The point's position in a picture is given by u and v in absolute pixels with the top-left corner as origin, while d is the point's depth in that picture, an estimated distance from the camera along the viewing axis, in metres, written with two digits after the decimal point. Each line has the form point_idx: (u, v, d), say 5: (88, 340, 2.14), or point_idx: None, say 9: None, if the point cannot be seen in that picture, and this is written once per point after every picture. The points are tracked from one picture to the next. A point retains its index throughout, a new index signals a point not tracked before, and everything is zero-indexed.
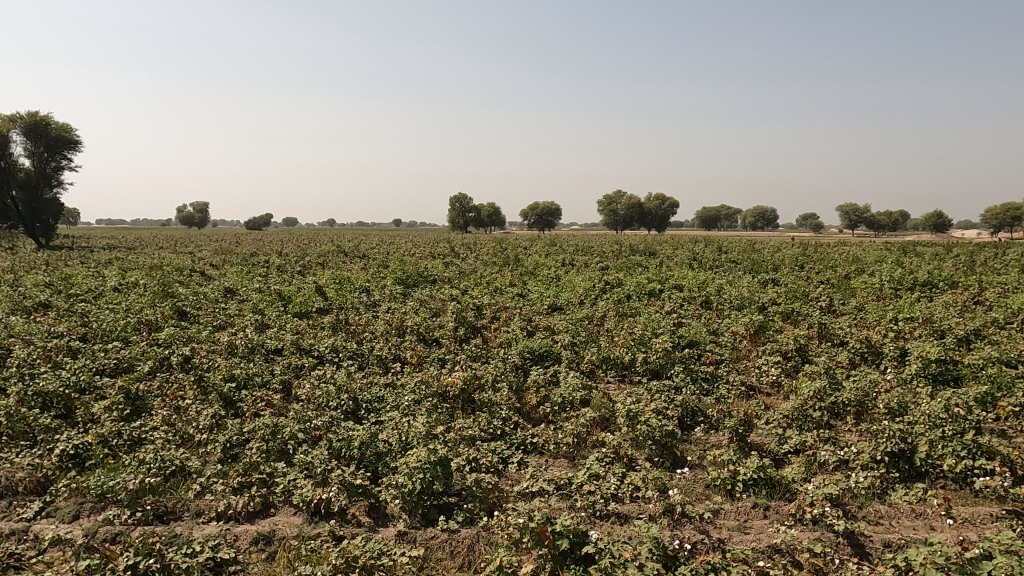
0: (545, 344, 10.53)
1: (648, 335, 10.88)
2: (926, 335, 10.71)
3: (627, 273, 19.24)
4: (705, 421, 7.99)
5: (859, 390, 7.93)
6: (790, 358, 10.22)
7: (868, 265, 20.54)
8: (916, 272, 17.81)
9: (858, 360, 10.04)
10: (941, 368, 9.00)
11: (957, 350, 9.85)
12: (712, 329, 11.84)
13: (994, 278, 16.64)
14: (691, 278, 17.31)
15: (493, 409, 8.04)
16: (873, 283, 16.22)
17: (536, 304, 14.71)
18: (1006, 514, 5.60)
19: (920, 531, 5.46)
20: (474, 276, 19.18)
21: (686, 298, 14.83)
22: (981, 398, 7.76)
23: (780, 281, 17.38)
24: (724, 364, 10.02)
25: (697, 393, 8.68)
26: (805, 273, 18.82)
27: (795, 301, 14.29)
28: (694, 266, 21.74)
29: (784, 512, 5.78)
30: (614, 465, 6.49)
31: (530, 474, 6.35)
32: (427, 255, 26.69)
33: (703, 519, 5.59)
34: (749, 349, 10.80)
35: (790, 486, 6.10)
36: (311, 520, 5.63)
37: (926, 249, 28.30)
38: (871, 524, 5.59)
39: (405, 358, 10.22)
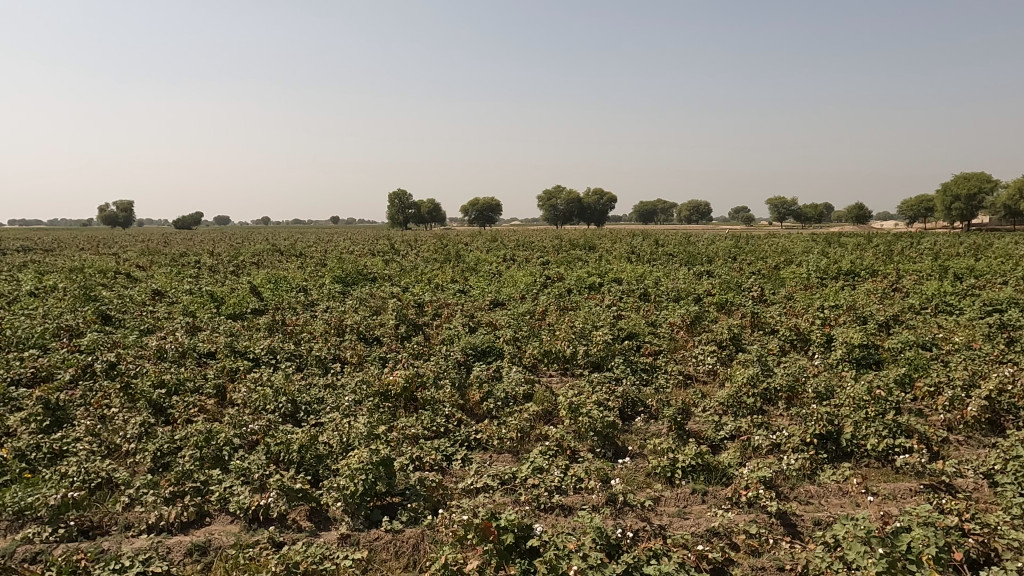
0: (487, 340, 10.51)
1: (589, 328, 11.02)
2: (850, 321, 11.25)
3: (567, 268, 19.49)
4: (645, 410, 8.16)
5: (790, 375, 8.27)
6: (724, 346, 10.56)
7: (796, 256, 21.39)
8: (840, 261, 18.68)
9: (788, 347, 10.45)
10: (863, 353, 9.49)
11: (877, 334, 10.40)
12: (650, 320, 12.12)
13: (910, 266, 17.63)
14: (629, 271, 17.65)
15: (436, 407, 7.98)
16: (800, 273, 16.91)
17: (478, 299, 14.68)
18: (923, 488, 5.96)
19: (846, 508, 5.73)
20: (415, 272, 19.00)
21: (625, 291, 15.11)
22: (899, 380, 8.22)
23: (714, 273, 17.93)
24: (662, 354, 10.28)
25: (636, 383, 8.87)
26: (738, 265, 19.44)
27: (728, 291, 14.77)
28: (632, 259, 22.10)
29: (721, 496, 5.96)
30: (557, 458, 6.56)
31: (474, 470, 6.34)
32: (367, 253, 26.28)
33: (644, 507, 5.72)
34: (686, 339, 11.11)
35: (726, 470, 6.30)
36: (249, 528, 5.46)
37: (849, 239, 29.65)
38: (802, 504, 5.84)
39: (346, 357, 10.05)
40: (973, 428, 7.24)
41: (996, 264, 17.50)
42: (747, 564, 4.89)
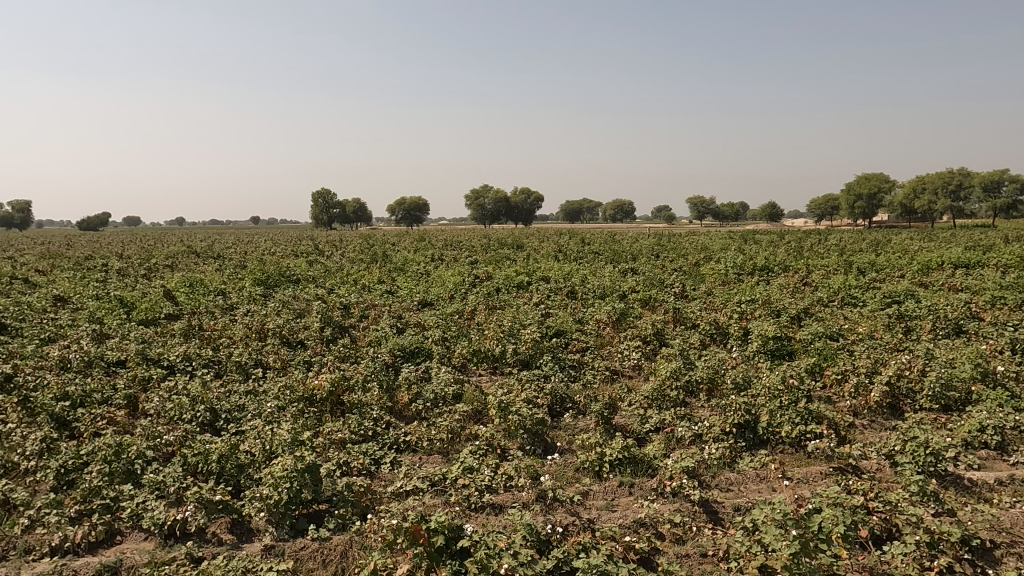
0: (415, 340, 10.40)
1: (517, 326, 11.09)
2: (765, 315, 11.81)
3: (495, 267, 19.55)
4: (573, 406, 8.29)
5: (710, 367, 8.60)
6: (648, 341, 10.86)
7: (715, 253, 22.26)
8: (755, 257, 19.58)
9: (708, 340, 10.86)
10: (777, 344, 9.98)
11: (789, 327, 10.96)
12: (577, 317, 12.31)
13: (819, 261, 18.67)
14: (556, 269, 17.88)
15: (364, 410, 7.83)
16: (719, 269, 17.60)
17: (406, 300, 14.51)
18: (832, 471, 6.32)
19: (764, 493, 6.00)
20: (341, 274, 18.58)
21: (553, 289, 15.28)
22: (810, 369, 8.68)
23: (638, 270, 18.40)
24: (589, 351, 10.47)
25: (564, 379, 8.99)
26: (661, 262, 20.04)
27: (651, 288, 15.19)
28: (558, 258, 22.38)
29: (647, 487, 6.12)
30: (487, 457, 6.55)
31: (404, 473, 6.25)
32: (290, 254, 25.52)
33: (573, 501, 5.80)
34: (612, 335, 11.35)
35: (652, 462, 6.48)
36: (164, 544, 5.20)
37: (764, 237, 31.10)
38: (723, 491, 6.08)
39: (268, 362, 9.71)
40: (876, 412, 7.74)
41: (894, 259, 18.77)
42: (672, 552, 5.04)
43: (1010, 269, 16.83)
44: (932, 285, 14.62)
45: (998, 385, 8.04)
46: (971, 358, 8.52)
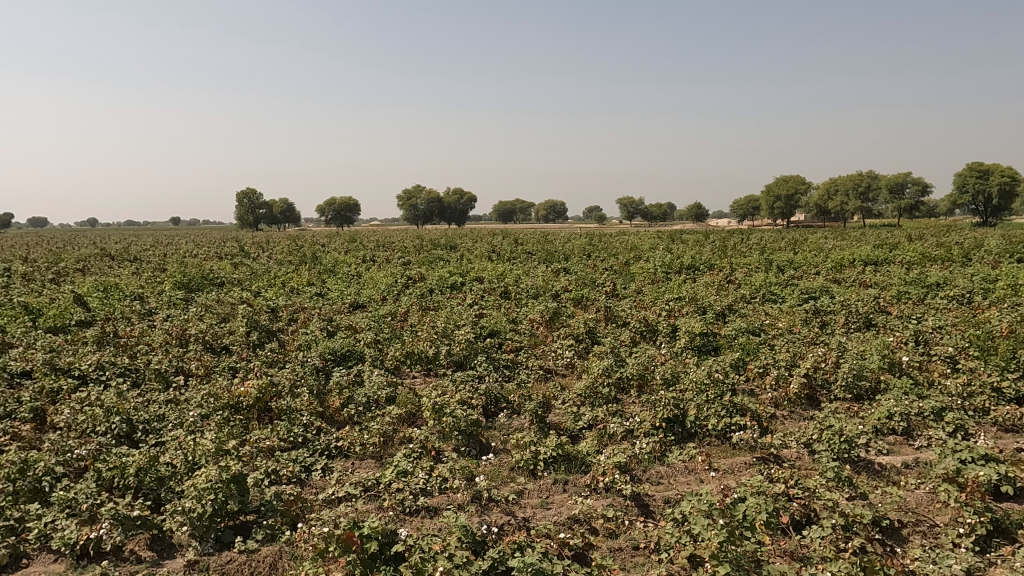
0: (346, 343, 10.19)
1: (451, 327, 11.03)
2: (691, 312, 12.19)
3: (429, 268, 19.39)
4: (508, 406, 8.31)
5: (640, 364, 8.80)
6: (581, 340, 11.02)
7: (644, 252, 22.81)
8: (682, 256, 20.19)
9: (638, 338, 11.11)
10: (703, 340, 10.32)
11: (715, 323, 11.36)
12: (511, 317, 12.35)
13: (741, 259, 19.42)
14: (490, 270, 17.89)
15: (293, 416, 7.60)
16: (648, 268, 18.04)
17: (336, 302, 14.20)
18: (756, 461, 6.59)
19: (692, 485, 6.19)
20: (268, 276, 18.00)
21: (486, 289, 15.29)
22: (735, 364, 9.02)
23: (570, 269, 18.64)
24: (523, 350, 10.53)
25: (499, 379, 9.00)
26: (592, 262, 20.37)
27: (583, 287, 15.42)
28: (492, 258, 22.41)
29: (581, 484, 6.21)
30: (422, 460, 6.48)
31: (335, 479, 6.11)
32: (213, 257, 24.55)
33: (508, 501, 5.83)
34: (545, 334, 11.45)
35: (585, 459, 6.58)
36: (77, 565, 4.90)
37: (690, 236, 32.08)
38: (654, 484, 6.24)
39: (190, 369, 9.30)
40: (795, 403, 8.12)
41: (810, 257, 19.74)
42: (605, 546, 5.14)
43: (913, 265, 18.00)
44: (844, 281, 15.45)
45: (904, 374, 8.57)
46: (880, 350, 9.05)
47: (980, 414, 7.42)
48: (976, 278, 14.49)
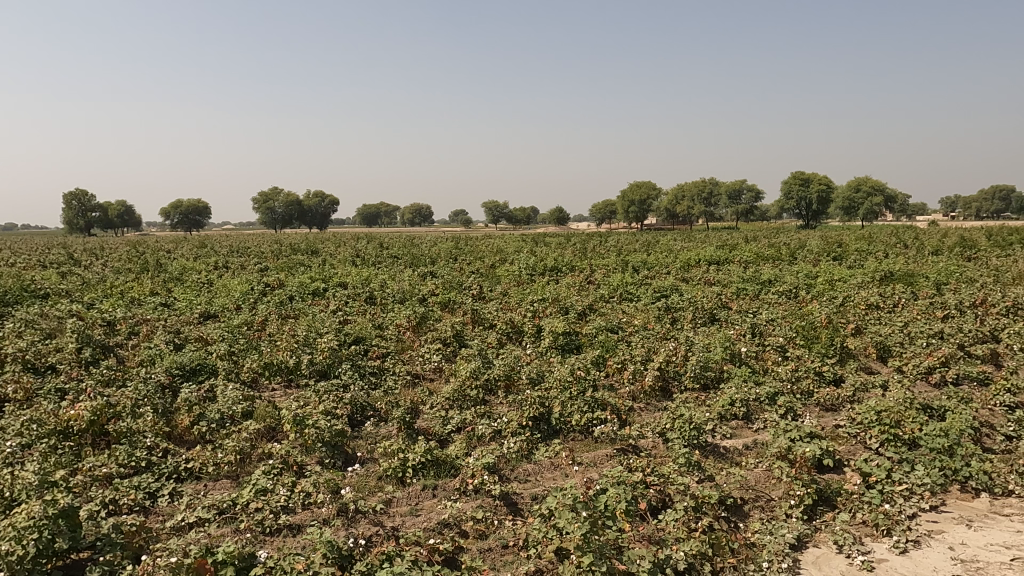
0: (196, 356, 9.45)
1: (313, 335, 10.59)
2: (555, 312, 12.60)
3: (288, 273, 18.53)
4: (374, 414, 8.13)
5: (506, 365, 8.96)
6: (448, 344, 11.02)
7: (509, 255, 23.29)
8: (546, 258, 20.81)
9: (505, 339, 11.31)
10: (565, 339, 10.70)
11: (577, 322, 11.81)
12: (377, 323, 12.09)
13: (600, 261, 20.38)
14: (354, 275, 17.40)
15: (135, 438, 6.92)
16: (513, 270, 18.40)
17: (185, 313, 13.15)
18: (616, 452, 6.92)
19: (557, 480, 6.39)
20: (102, 286, 16.30)
21: (350, 295, 14.85)
22: (595, 361, 9.43)
23: (437, 273, 18.60)
24: (389, 356, 10.34)
25: (364, 388, 8.76)
26: (459, 265, 20.47)
27: (450, 290, 15.44)
28: (356, 262, 21.84)
29: (450, 488, 6.20)
30: (283, 476, 6.16)
31: (186, 504, 5.66)
32: (34, 265, 21.86)
33: (376, 511, 5.70)
34: (412, 339, 11.33)
35: (454, 462, 6.58)
36: None
37: (552, 239, 33.24)
38: (521, 482, 6.37)
39: (6, 394, 8.18)
40: (650, 395, 8.64)
41: (660, 258, 21.11)
42: (475, 548, 5.17)
43: (749, 264, 19.82)
44: (691, 280, 16.68)
45: (743, 363, 9.40)
46: (723, 342, 9.87)
47: (806, 396, 8.31)
48: (800, 274, 16.21)
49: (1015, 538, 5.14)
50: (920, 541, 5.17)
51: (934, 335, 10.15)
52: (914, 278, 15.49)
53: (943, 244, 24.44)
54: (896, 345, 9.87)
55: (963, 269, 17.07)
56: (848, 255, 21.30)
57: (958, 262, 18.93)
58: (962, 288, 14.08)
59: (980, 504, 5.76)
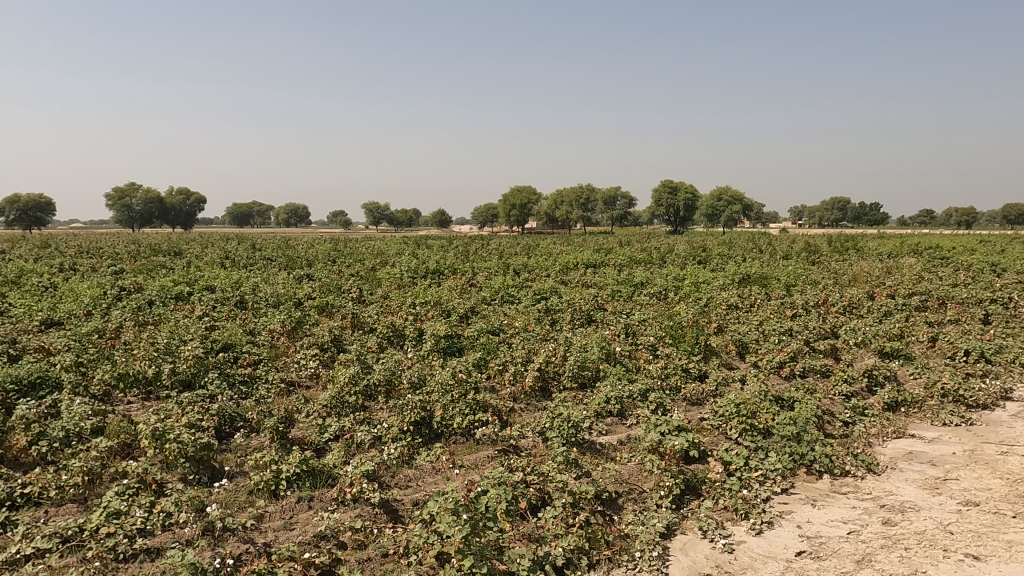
0: (35, 369, 8.46)
1: (175, 343, 9.83)
2: (437, 315, 12.54)
3: (147, 276, 17.10)
4: (245, 425, 7.67)
5: (387, 369, 8.80)
6: (326, 349, 10.64)
7: (389, 257, 22.87)
8: (427, 261, 20.66)
9: (385, 343, 11.10)
10: (447, 342, 10.68)
11: (458, 325, 11.82)
12: (248, 329, 11.44)
13: (482, 263, 20.51)
14: (222, 278, 16.37)
15: None
16: (394, 273, 18.10)
17: (21, 320, 11.76)
18: (498, 453, 6.99)
19: (439, 484, 6.36)
20: None
21: (218, 299, 13.95)
22: (477, 363, 9.47)
23: (314, 276, 17.92)
24: (261, 364, 9.81)
25: (234, 398, 8.25)
26: (337, 267, 19.83)
27: (328, 294, 14.93)
28: (225, 265, 20.56)
29: (327, 498, 5.99)
30: (140, 496, 5.67)
31: (22, 535, 5.05)
32: None
33: (246, 528, 5.39)
34: (287, 345, 10.83)
35: (331, 472, 6.36)
36: None
37: (435, 241, 33.03)
38: (402, 488, 6.27)
39: None
40: (530, 396, 8.80)
41: (540, 261, 21.61)
42: (353, 559, 5.02)
43: (623, 267, 20.75)
44: (570, 282, 17.22)
45: (617, 362, 9.82)
46: (599, 342, 10.26)
47: (674, 392, 8.82)
48: (669, 277, 17.19)
49: (852, 514, 5.72)
50: (772, 521, 5.63)
51: (784, 332, 11.13)
52: (767, 280, 16.89)
53: (791, 249, 26.88)
54: (753, 342, 10.72)
55: (807, 271, 18.86)
56: (711, 259, 22.89)
57: (804, 265, 20.88)
58: (807, 289, 15.54)
59: (822, 485, 6.37)
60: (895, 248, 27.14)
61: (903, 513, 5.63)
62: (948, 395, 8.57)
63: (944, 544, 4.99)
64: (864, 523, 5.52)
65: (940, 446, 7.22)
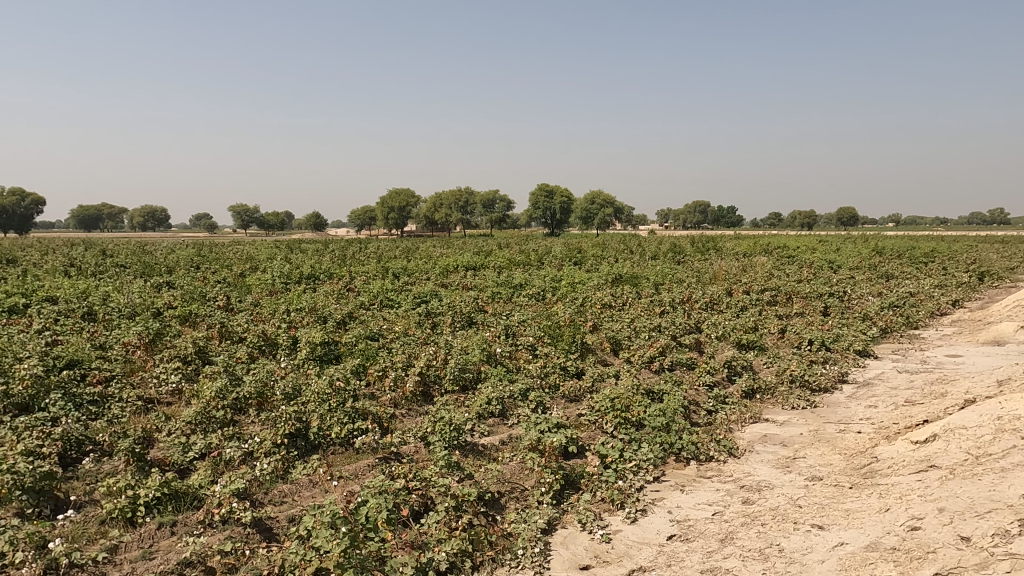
0: None
1: (8, 361, 8.75)
2: (312, 322, 12.07)
3: None
4: (95, 449, 6.98)
5: (258, 381, 8.34)
6: (189, 362, 9.92)
7: (260, 263, 21.74)
8: (301, 266, 19.85)
9: (256, 353, 10.53)
10: (323, 350, 10.31)
11: (335, 332, 11.45)
12: (98, 343, 10.42)
13: (360, 268, 20.01)
14: (65, 287, 14.79)
15: None
16: (265, 279, 17.21)
17: None
18: (379, 461, 6.84)
19: (316, 498, 6.13)
20: None
21: (61, 311, 12.59)
22: (356, 370, 9.21)
23: (174, 284, 16.66)
24: (114, 381, 8.97)
25: (82, 419, 7.48)
26: (201, 274, 18.56)
27: (191, 303, 13.94)
28: (69, 274, 18.63)
29: (193, 522, 5.59)
30: None
31: None
32: None
33: (98, 562, 4.91)
34: (144, 359, 9.98)
35: (197, 493, 5.94)
36: None
37: (309, 245, 31.80)
38: (276, 505, 5.99)
39: None
40: (412, 401, 8.69)
41: (420, 264, 21.42)
42: None
43: (502, 269, 21.04)
44: (450, 285, 17.20)
45: (498, 363, 9.94)
46: (479, 344, 10.32)
47: (553, 390, 9.06)
48: (546, 278, 17.64)
49: (715, 496, 6.14)
50: (646, 509, 5.92)
51: (654, 328, 11.76)
52: (638, 280, 17.78)
53: (659, 249, 28.45)
54: (626, 339, 11.23)
55: (673, 271, 20.06)
56: (586, 260, 23.74)
57: (670, 265, 22.18)
58: (673, 287, 16.53)
59: (689, 470, 6.79)
60: (749, 248, 29.51)
61: (760, 492, 6.12)
62: (795, 380, 9.44)
63: (795, 518, 5.47)
64: (726, 504, 5.93)
65: (790, 428, 7.92)
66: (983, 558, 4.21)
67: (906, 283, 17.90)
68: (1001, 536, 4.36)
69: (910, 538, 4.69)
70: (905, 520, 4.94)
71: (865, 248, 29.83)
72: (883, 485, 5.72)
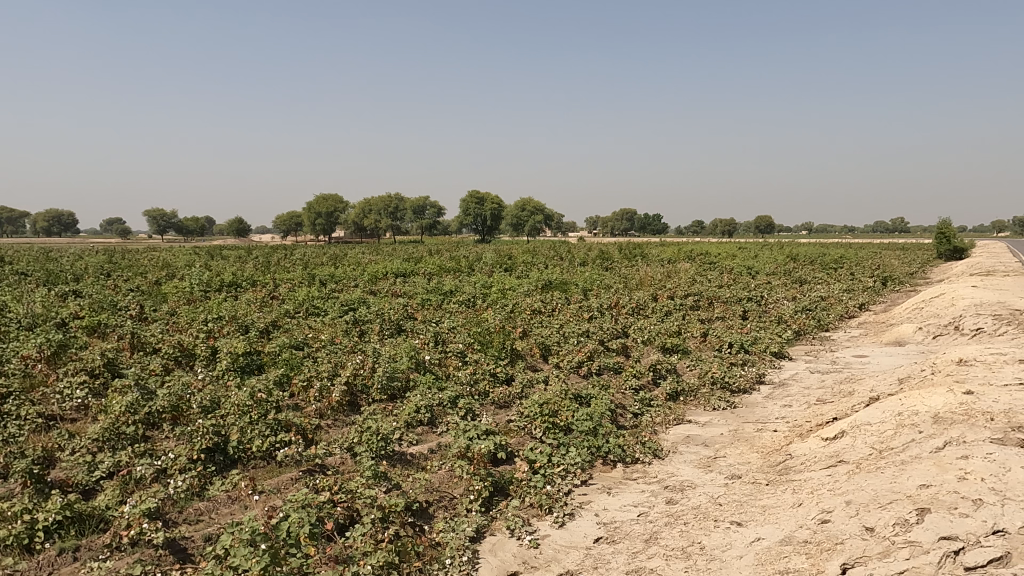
0: None
1: None
2: (233, 331, 11.60)
3: None
4: None
5: (172, 394, 7.94)
6: (97, 375, 9.33)
7: (177, 270, 20.75)
8: (222, 273, 19.08)
9: (172, 364, 10.03)
10: (245, 360, 9.92)
11: (257, 341, 11.04)
12: None
13: (285, 275, 19.41)
14: None
15: None
16: (183, 287, 16.43)
17: None
18: (302, 474, 6.64)
19: (235, 515, 5.88)
20: None
21: None
22: (279, 380, 8.91)
23: (81, 292, 15.66)
24: (11, 397, 8.32)
25: None
26: (112, 282, 17.54)
27: (100, 312, 13.14)
28: None
29: (99, 546, 5.26)
30: None
31: None
32: None
33: None
34: (46, 373, 9.31)
35: (104, 514, 5.59)
36: None
37: (230, 251, 30.67)
38: (192, 524, 5.71)
39: None
40: (338, 411, 8.48)
41: (348, 271, 21.00)
42: None
43: (432, 276, 20.89)
44: (379, 292, 16.93)
45: (427, 370, 9.84)
46: (408, 351, 10.19)
47: (483, 396, 9.03)
48: (476, 285, 17.62)
49: (640, 497, 6.26)
50: (573, 512, 5.98)
51: (582, 333, 11.94)
52: (567, 286, 18.03)
53: (587, 256, 28.89)
54: (555, 344, 11.36)
55: (601, 276, 20.46)
56: (516, 266, 23.87)
57: (598, 271, 22.61)
58: (601, 293, 16.84)
59: (616, 473, 6.90)
60: (673, 255, 30.47)
61: (682, 492, 6.29)
62: (717, 382, 9.79)
63: (715, 515, 5.65)
64: (651, 505, 6.07)
65: (712, 429, 8.19)
66: (886, 547, 4.45)
67: (817, 288, 18.90)
68: (901, 525, 4.62)
69: (820, 531, 4.92)
70: (815, 514, 5.18)
71: (781, 255, 31.37)
72: (797, 481, 5.99)
